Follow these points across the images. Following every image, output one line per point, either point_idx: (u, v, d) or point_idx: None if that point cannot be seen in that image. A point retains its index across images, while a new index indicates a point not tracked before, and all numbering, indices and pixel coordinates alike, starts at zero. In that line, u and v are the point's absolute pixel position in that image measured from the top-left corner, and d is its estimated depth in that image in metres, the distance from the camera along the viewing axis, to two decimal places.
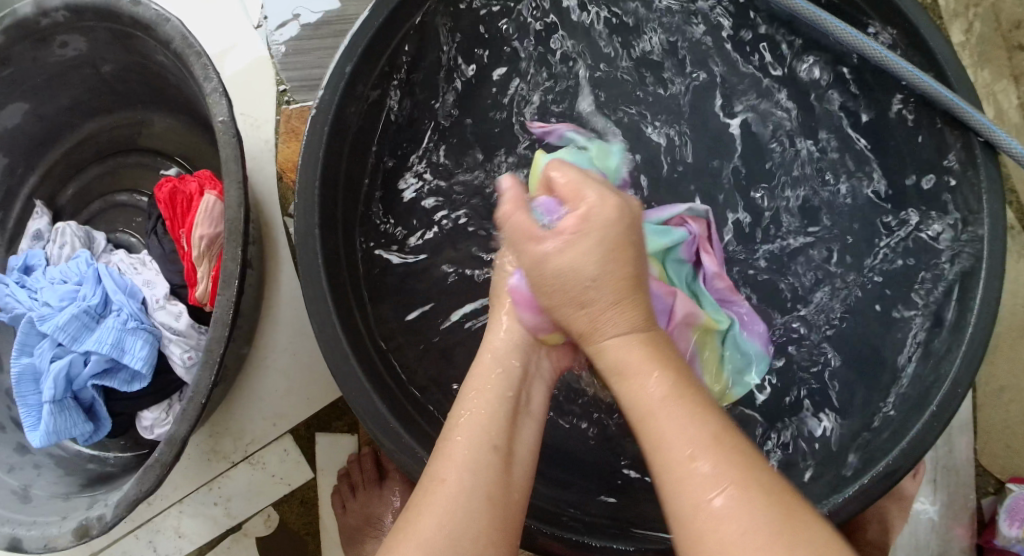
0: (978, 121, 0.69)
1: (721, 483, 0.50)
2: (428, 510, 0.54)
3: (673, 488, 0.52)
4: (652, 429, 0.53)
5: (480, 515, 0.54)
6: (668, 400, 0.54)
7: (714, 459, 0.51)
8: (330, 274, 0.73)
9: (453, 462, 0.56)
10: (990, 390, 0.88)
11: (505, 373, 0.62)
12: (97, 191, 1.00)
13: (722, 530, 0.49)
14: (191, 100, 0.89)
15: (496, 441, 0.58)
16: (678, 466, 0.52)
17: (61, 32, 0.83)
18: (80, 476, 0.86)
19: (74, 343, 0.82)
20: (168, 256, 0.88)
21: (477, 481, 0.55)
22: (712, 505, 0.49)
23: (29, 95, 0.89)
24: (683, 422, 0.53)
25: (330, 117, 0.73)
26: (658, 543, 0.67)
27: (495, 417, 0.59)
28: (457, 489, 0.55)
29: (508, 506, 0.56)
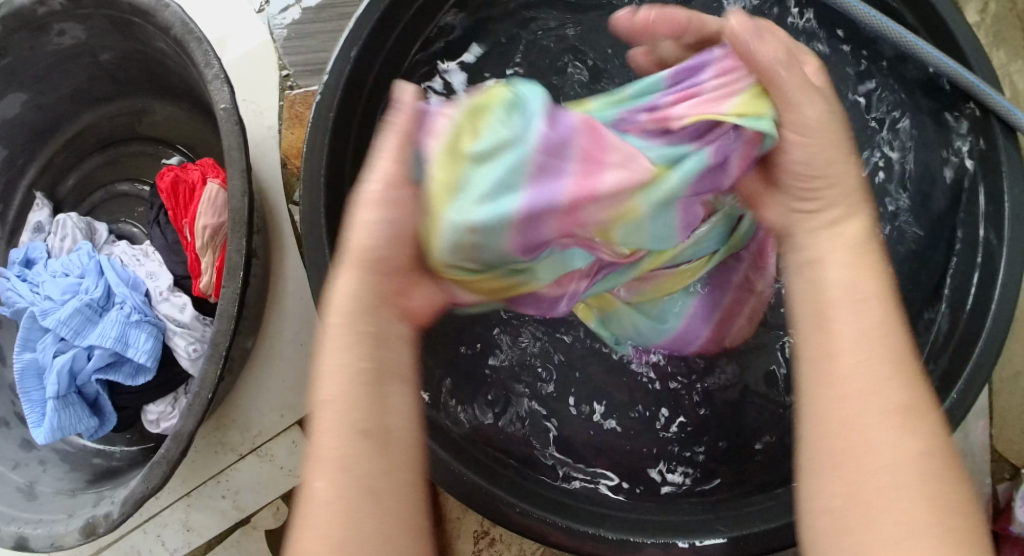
0: (999, 104, 0.68)
1: (897, 409, 0.47)
2: (314, 517, 0.46)
3: (818, 419, 0.49)
4: (878, 344, 0.49)
5: (364, 514, 0.46)
6: (853, 322, 0.50)
7: (898, 390, 0.48)
8: None
9: (326, 460, 0.47)
10: (1007, 375, 0.87)
11: (366, 311, 0.51)
12: (98, 181, 0.98)
13: (862, 459, 0.46)
14: (192, 88, 0.87)
15: (362, 430, 0.48)
16: (844, 394, 0.48)
17: (58, 21, 0.82)
18: (86, 471, 0.85)
19: (77, 337, 0.81)
20: (171, 247, 0.86)
21: (355, 477, 0.47)
22: (904, 433, 0.46)
23: (27, 85, 0.88)
24: (858, 351, 0.49)
25: (334, 103, 0.71)
26: (669, 534, 0.65)
27: (370, 380, 0.49)
28: (337, 484, 0.47)
29: (394, 499, 0.47)
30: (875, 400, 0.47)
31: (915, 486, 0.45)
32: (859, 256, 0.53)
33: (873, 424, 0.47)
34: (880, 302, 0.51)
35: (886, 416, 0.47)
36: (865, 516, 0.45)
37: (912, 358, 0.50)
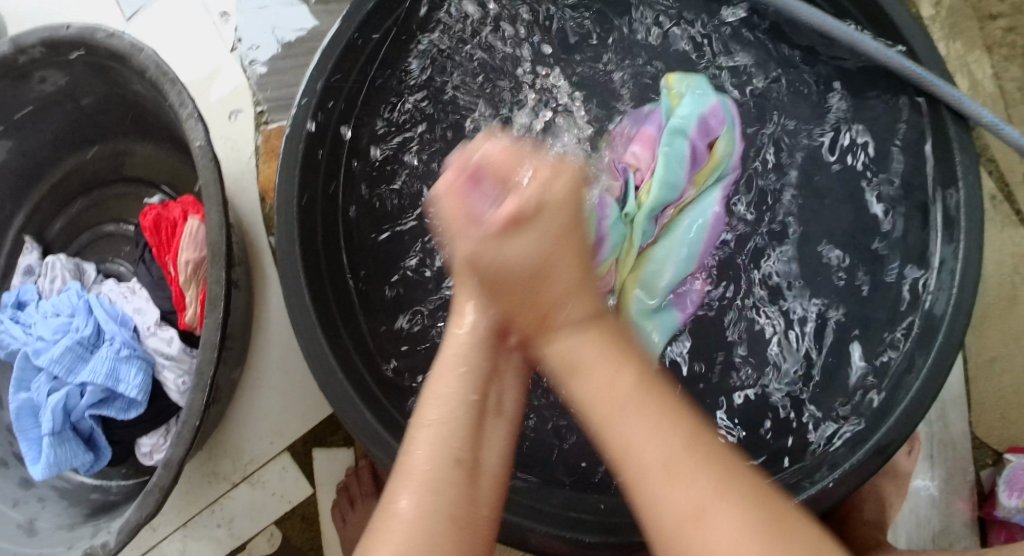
0: (949, 94, 0.69)
1: (674, 452, 0.52)
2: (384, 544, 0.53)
3: (649, 507, 0.52)
4: (616, 417, 0.54)
5: (442, 540, 0.54)
6: (634, 421, 0.53)
7: (687, 487, 0.51)
8: (313, 290, 0.73)
9: (413, 481, 0.55)
10: (982, 361, 0.87)
11: (470, 375, 0.58)
12: (85, 222, 1.01)
13: (693, 555, 0.50)
14: (170, 127, 0.89)
15: (454, 462, 0.56)
16: (656, 486, 0.52)
17: (39, 68, 0.84)
18: (84, 506, 0.87)
19: (70, 375, 0.82)
20: (156, 283, 0.86)
21: (437, 510, 0.54)
22: (701, 470, 0.52)
23: (12, 132, 0.91)
24: (660, 441, 0.53)
25: (304, 134, 0.73)
26: None
27: (459, 428, 0.57)
28: (402, 526, 0.54)
29: (471, 534, 0.55)
30: (623, 464, 0.54)
31: None
32: (629, 361, 0.56)
33: (646, 481, 0.52)
34: (651, 390, 0.55)
35: (665, 473, 0.52)
36: None
37: (691, 433, 0.54)
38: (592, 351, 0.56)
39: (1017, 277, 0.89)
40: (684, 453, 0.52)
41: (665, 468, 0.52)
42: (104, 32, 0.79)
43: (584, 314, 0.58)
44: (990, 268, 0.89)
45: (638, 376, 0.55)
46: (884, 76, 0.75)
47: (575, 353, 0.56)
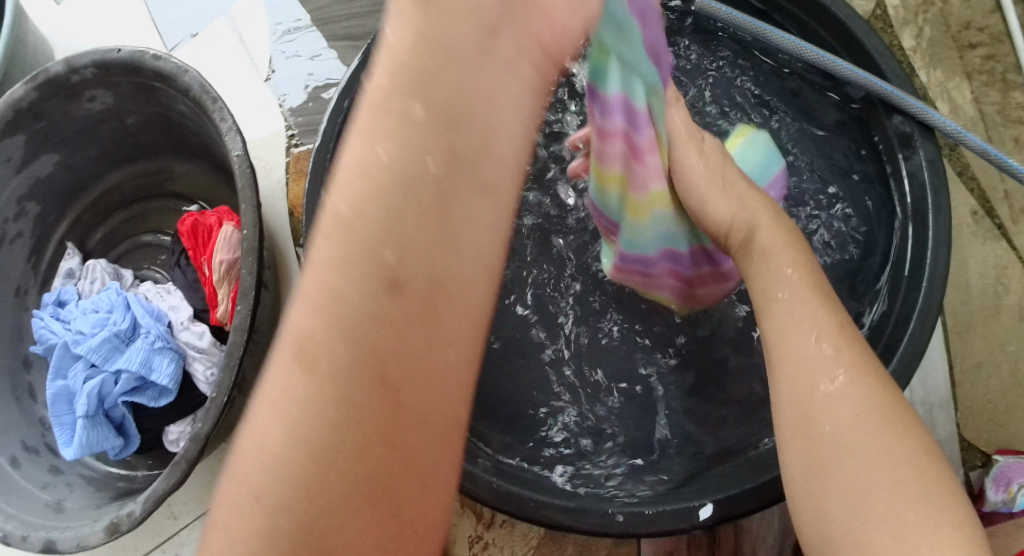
0: (914, 106, 0.78)
1: (831, 365, 0.59)
2: (278, 388, 0.41)
3: (786, 388, 0.60)
4: (806, 357, 0.60)
5: (335, 412, 0.40)
6: (800, 311, 0.62)
7: (832, 362, 0.59)
8: None
9: (314, 298, 0.41)
10: (968, 367, 0.91)
11: (402, 150, 0.42)
12: (124, 233, 1.09)
13: (816, 430, 0.57)
14: (207, 145, 0.97)
15: (385, 282, 0.41)
16: (798, 365, 0.60)
17: (89, 88, 0.93)
18: (110, 492, 0.92)
19: (106, 363, 0.87)
20: (191, 284, 0.93)
21: (354, 345, 0.41)
22: (845, 404, 0.57)
23: (61, 147, 0.98)
24: (807, 331, 0.61)
25: (332, 146, 0.80)
26: (641, 505, 0.71)
27: (370, 324, 0.41)
28: (304, 377, 0.41)
29: (420, 394, 0.42)
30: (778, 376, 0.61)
31: (882, 472, 0.55)
32: (796, 263, 0.65)
33: (811, 406, 0.58)
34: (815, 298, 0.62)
35: (807, 407, 0.58)
36: (827, 464, 0.56)
37: (846, 330, 0.62)
38: (803, 296, 0.63)
39: (1000, 288, 0.93)
40: (844, 396, 0.58)
41: (823, 395, 0.58)
42: (153, 55, 0.87)
43: (785, 244, 0.67)
44: (974, 279, 0.94)
45: (824, 324, 0.61)
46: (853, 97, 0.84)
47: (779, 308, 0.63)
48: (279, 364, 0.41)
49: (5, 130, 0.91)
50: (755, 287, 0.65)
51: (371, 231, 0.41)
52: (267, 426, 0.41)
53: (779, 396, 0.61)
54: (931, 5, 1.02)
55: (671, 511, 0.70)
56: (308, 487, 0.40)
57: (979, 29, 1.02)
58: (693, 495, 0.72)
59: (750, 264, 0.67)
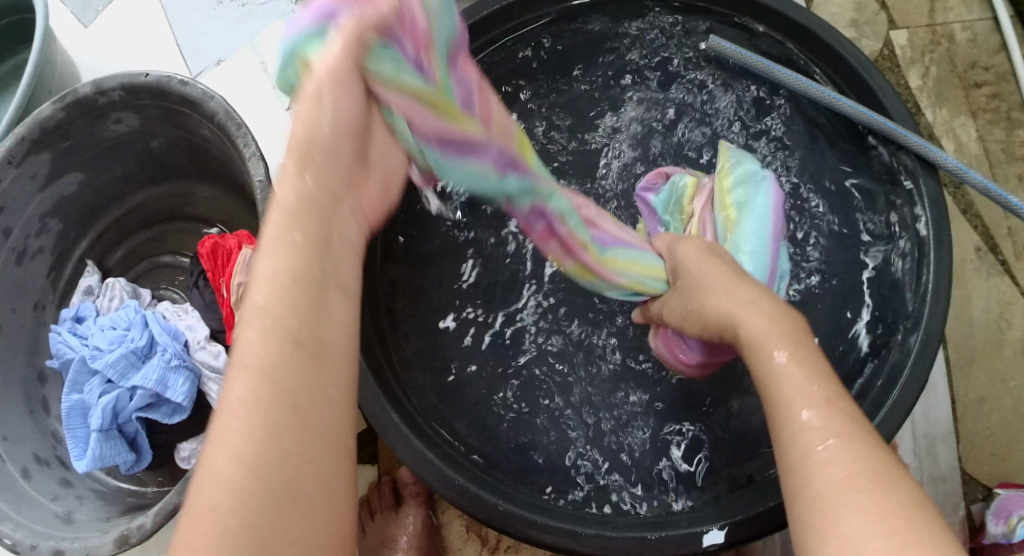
0: (918, 144, 0.82)
1: (826, 432, 0.60)
2: (223, 434, 0.55)
3: (785, 462, 0.61)
4: (790, 411, 0.62)
5: (284, 425, 0.55)
6: (792, 383, 0.64)
7: (822, 428, 0.61)
8: None
9: (249, 369, 0.55)
10: (971, 401, 0.92)
11: (299, 244, 0.58)
12: (144, 252, 1.12)
13: (815, 499, 0.58)
14: (228, 168, 1.00)
15: (295, 342, 0.56)
16: (790, 437, 0.61)
17: (116, 110, 0.96)
18: (120, 505, 0.93)
19: (122, 379, 0.89)
20: (210, 305, 0.96)
21: (281, 401, 0.55)
22: (836, 469, 0.58)
23: (86, 166, 1.01)
24: (800, 401, 0.63)
25: None
26: (648, 530, 0.73)
27: (289, 368, 0.56)
28: (239, 415, 0.55)
29: (318, 418, 0.56)
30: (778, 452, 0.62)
31: (880, 532, 0.54)
32: (789, 336, 0.68)
33: (804, 466, 0.60)
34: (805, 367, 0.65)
35: (806, 460, 0.59)
36: (826, 532, 0.56)
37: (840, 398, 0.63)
38: (793, 367, 0.65)
39: (1002, 323, 0.94)
40: (834, 448, 0.59)
41: (817, 448, 0.60)
42: (180, 80, 0.90)
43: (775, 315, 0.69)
44: (977, 314, 0.95)
45: (818, 395, 0.63)
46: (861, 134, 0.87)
47: (766, 368, 0.66)
48: (235, 386, 0.56)
49: (32, 148, 0.94)
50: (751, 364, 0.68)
51: (280, 317, 0.56)
52: (218, 458, 0.54)
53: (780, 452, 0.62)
54: (938, 45, 1.04)
55: (675, 536, 0.72)
56: (254, 487, 0.54)
57: (984, 68, 1.04)
58: (696, 520, 0.73)
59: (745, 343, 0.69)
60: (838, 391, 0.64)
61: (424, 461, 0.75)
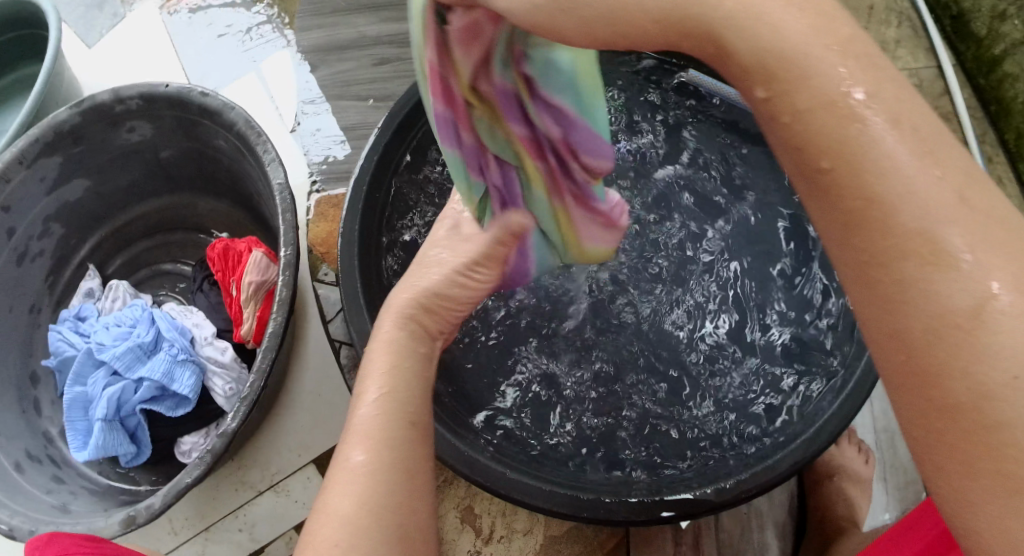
0: None
1: (977, 255, 0.40)
2: (347, 480, 0.56)
3: (921, 313, 0.40)
4: (937, 236, 0.40)
5: (399, 480, 0.56)
6: (915, 178, 0.40)
7: (951, 223, 0.40)
8: (368, 302, 0.83)
9: (373, 433, 0.58)
10: None
11: (418, 350, 0.65)
12: (143, 261, 1.13)
13: (976, 362, 0.39)
14: (237, 180, 1.04)
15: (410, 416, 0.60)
16: (911, 257, 0.40)
17: (130, 118, 1.00)
18: (113, 501, 0.92)
19: (128, 371, 0.91)
20: (215, 306, 0.98)
21: (401, 457, 0.57)
22: (997, 299, 0.39)
23: (93, 172, 1.04)
24: (922, 193, 0.40)
25: (366, 177, 0.89)
26: (632, 493, 0.77)
27: (405, 439, 0.58)
28: (359, 467, 0.56)
29: (419, 476, 0.58)
30: (899, 309, 0.41)
31: None
32: (847, 43, 0.42)
33: (956, 329, 0.40)
34: (894, 115, 0.41)
35: (962, 349, 0.39)
36: (991, 405, 0.39)
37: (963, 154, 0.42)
38: (894, 129, 0.41)
39: None
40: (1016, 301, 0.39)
41: (980, 312, 0.39)
42: (200, 92, 0.95)
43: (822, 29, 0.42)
44: None
45: (952, 159, 0.41)
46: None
47: (859, 150, 0.41)
48: (353, 447, 0.57)
49: (45, 150, 0.97)
50: (815, 135, 0.42)
51: (408, 391, 0.61)
52: (339, 502, 0.54)
53: (877, 274, 0.42)
54: None
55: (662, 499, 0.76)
56: (375, 537, 0.53)
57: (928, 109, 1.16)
58: (671, 489, 0.77)
59: (795, 119, 0.42)
60: (969, 174, 0.41)
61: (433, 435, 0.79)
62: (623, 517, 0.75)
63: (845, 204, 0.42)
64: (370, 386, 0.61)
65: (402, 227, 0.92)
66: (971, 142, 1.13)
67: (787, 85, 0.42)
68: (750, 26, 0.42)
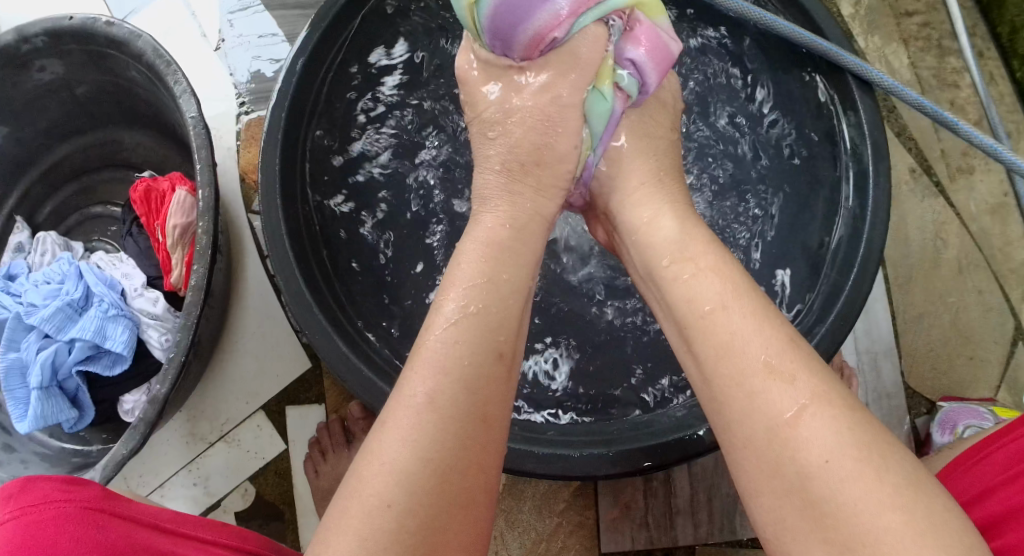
0: (850, 61, 0.80)
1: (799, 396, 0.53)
2: (402, 431, 0.53)
3: (743, 434, 0.54)
4: (736, 353, 0.56)
5: (466, 437, 0.54)
6: (733, 322, 0.57)
7: (759, 350, 0.55)
8: (295, 249, 0.77)
9: (432, 372, 0.56)
10: (911, 318, 0.96)
11: (497, 268, 0.62)
12: (73, 205, 1.07)
13: (791, 462, 0.52)
14: (160, 113, 0.96)
15: (486, 354, 0.57)
16: (755, 400, 0.54)
17: (39, 57, 0.91)
18: (66, 465, 0.90)
19: (60, 333, 0.89)
20: (145, 252, 0.93)
21: (460, 401, 0.55)
22: (817, 431, 0.52)
23: (10, 119, 0.97)
24: (758, 341, 0.56)
25: (287, 103, 0.79)
26: (603, 446, 0.75)
27: (474, 377, 0.56)
28: (410, 416, 0.54)
29: (496, 428, 0.56)
30: (741, 429, 0.55)
31: (853, 472, 0.51)
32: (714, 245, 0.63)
33: (773, 433, 0.53)
34: (741, 295, 0.59)
35: (773, 433, 0.53)
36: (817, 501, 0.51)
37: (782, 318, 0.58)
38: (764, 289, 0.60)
39: (938, 242, 0.98)
40: (814, 411, 0.53)
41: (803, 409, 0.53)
42: (106, 21, 0.86)
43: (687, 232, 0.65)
44: (914, 232, 0.98)
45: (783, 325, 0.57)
46: (787, 56, 0.87)
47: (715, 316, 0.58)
48: (428, 382, 0.55)
49: None
50: (677, 309, 0.61)
51: (489, 323, 0.59)
52: (397, 452, 0.53)
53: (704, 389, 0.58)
54: None
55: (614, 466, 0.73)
56: (438, 497, 0.52)
57: None
58: (644, 437, 0.75)
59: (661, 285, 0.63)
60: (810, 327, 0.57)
61: (372, 386, 0.75)
62: (606, 472, 0.73)
63: (704, 358, 0.58)
64: (453, 306, 0.59)
65: (335, 158, 0.86)
66: (962, 34, 1.03)
67: (653, 259, 0.65)
68: (645, 225, 0.67)
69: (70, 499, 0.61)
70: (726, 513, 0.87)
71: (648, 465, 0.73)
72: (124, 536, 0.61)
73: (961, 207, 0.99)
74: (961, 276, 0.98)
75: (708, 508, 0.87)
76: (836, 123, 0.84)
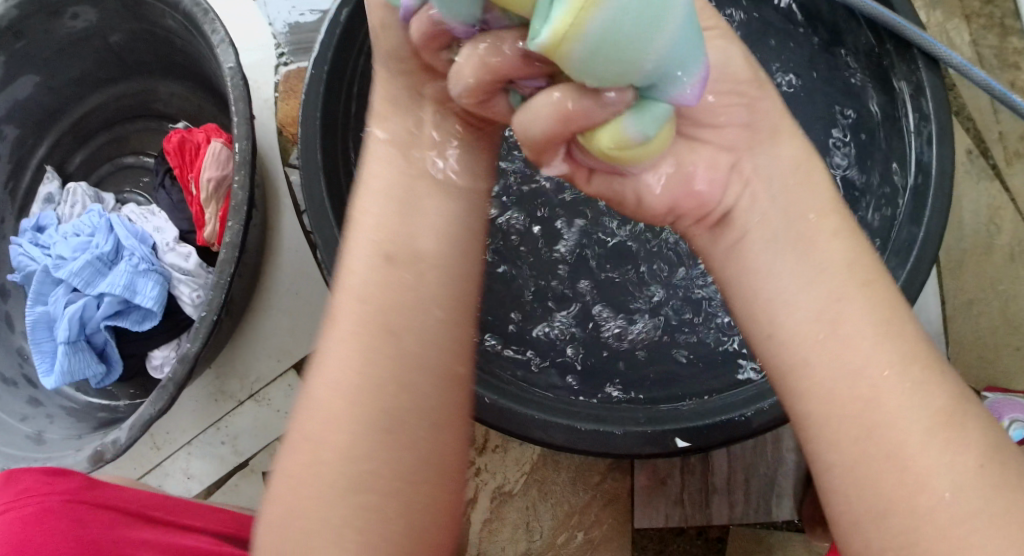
0: (919, 37, 0.76)
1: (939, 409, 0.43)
2: (331, 367, 0.47)
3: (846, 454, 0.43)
4: None
5: (388, 362, 0.47)
6: (860, 308, 0.45)
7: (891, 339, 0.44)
8: (335, 207, 0.75)
9: (346, 302, 0.49)
10: (961, 303, 0.94)
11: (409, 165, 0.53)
12: (105, 155, 1.05)
13: (913, 485, 0.41)
14: (196, 63, 0.94)
15: (386, 257, 0.49)
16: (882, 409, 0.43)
17: (72, 4, 0.89)
18: (91, 421, 0.89)
19: (89, 287, 0.87)
20: (177, 205, 0.92)
21: (374, 323, 0.48)
22: (960, 461, 0.42)
23: (41, 68, 0.94)
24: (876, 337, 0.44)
25: (328, 58, 0.76)
26: (646, 425, 0.70)
27: (388, 294, 0.49)
28: (338, 350, 0.47)
29: (421, 344, 0.48)
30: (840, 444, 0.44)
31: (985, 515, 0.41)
32: None
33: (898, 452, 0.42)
34: None
35: None
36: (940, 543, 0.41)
37: None
38: None
39: (992, 228, 0.95)
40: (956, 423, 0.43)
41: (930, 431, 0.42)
42: None
43: None
44: (967, 217, 0.95)
45: None
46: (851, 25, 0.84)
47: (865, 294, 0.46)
48: (339, 315, 0.48)
49: None
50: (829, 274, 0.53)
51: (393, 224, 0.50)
52: (326, 394, 0.47)
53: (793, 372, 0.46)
54: None
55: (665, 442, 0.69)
56: (360, 423, 0.46)
57: None
58: (689, 417, 0.70)
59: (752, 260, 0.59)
60: None
61: None
62: (641, 451, 0.69)
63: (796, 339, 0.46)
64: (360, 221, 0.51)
65: None
66: None
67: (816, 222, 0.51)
68: None
69: (48, 492, 0.66)
70: (764, 495, 0.85)
71: (685, 448, 0.69)
72: (100, 531, 0.65)
73: (1018, 192, 0.95)
74: (1015, 263, 0.95)
75: (745, 487, 0.85)
76: (898, 99, 0.80)
